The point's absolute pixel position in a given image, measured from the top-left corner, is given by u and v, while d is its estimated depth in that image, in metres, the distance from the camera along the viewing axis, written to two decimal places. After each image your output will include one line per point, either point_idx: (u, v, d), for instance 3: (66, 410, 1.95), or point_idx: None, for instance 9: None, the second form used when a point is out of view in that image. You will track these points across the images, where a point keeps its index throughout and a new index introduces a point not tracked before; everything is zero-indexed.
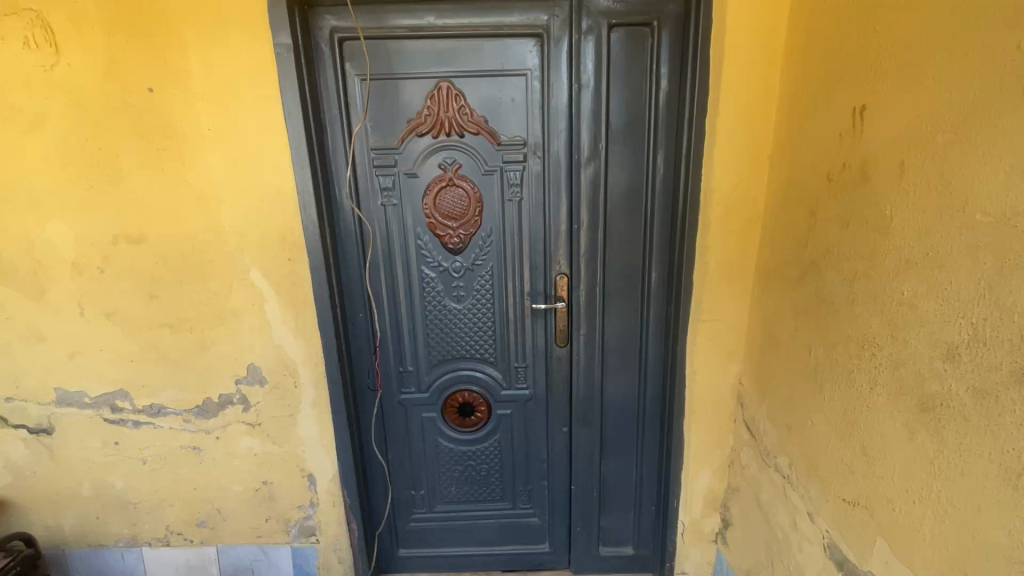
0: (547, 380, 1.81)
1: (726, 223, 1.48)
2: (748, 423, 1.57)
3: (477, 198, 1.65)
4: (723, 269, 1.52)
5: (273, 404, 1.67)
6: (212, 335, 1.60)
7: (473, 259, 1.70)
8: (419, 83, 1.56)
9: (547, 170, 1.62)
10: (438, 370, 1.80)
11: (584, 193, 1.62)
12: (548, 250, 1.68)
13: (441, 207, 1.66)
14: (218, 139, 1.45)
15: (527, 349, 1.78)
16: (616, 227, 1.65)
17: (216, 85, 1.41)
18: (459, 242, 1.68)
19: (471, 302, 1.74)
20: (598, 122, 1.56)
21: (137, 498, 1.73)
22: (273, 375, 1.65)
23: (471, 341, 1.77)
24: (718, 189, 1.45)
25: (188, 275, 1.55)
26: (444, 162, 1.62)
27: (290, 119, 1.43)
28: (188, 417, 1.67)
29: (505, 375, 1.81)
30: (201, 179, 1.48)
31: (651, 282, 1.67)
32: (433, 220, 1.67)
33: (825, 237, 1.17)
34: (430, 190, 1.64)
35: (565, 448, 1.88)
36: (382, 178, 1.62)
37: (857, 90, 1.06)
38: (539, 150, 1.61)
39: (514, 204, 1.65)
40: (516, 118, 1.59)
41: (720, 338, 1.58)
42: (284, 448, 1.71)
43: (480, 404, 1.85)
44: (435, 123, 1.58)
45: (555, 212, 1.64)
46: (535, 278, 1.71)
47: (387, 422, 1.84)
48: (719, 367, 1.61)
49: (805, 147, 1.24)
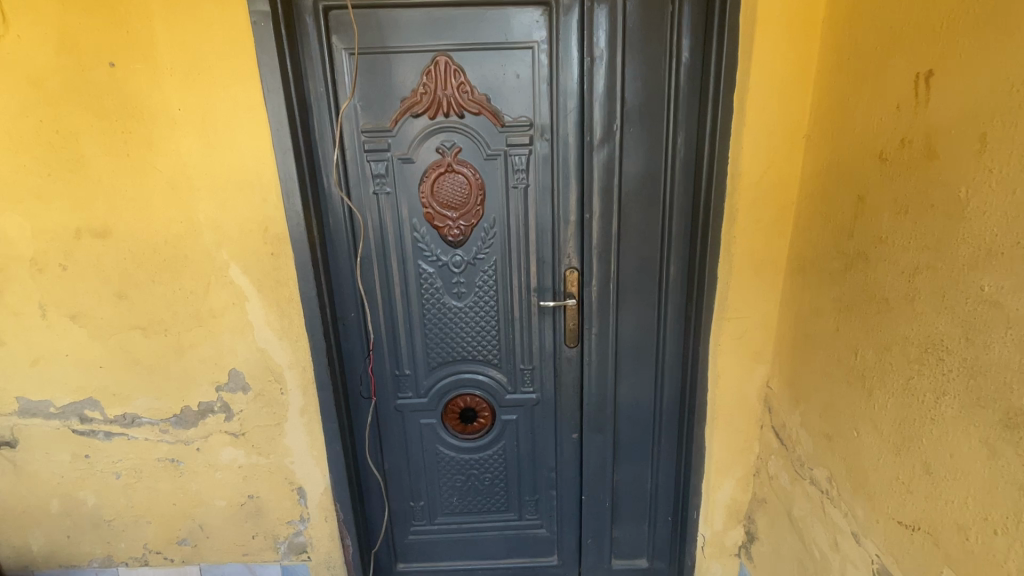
0: (556, 382, 1.68)
1: (755, 211, 1.34)
2: (777, 430, 1.44)
3: (479, 185, 1.51)
4: (752, 262, 1.38)
5: (258, 412, 1.53)
6: (189, 338, 1.46)
7: (474, 252, 1.56)
8: (414, 58, 1.41)
9: (555, 155, 1.48)
10: (438, 373, 1.66)
11: (596, 179, 1.47)
12: (557, 242, 1.54)
13: (439, 195, 1.51)
14: (190, 121, 1.30)
15: (533, 349, 1.65)
16: (632, 216, 1.50)
17: (186, 60, 1.26)
18: (459, 234, 1.54)
19: (473, 300, 1.60)
20: (612, 102, 1.41)
21: (112, 515, 1.59)
22: (258, 381, 1.51)
23: (473, 341, 1.64)
24: (746, 173, 1.31)
25: (161, 273, 1.40)
26: (443, 145, 1.48)
27: (269, 97, 1.28)
28: (166, 427, 1.53)
29: (510, 377, 1.68)
30: (172, 165, 1.33)
31: (669, 276, 1.53)
32: (430, 210, 1.52)
33: (876, 225, 1.03)
34: (427, 177, 1.49)
35: (575, 455, 1.75)
36: (374, 164, 1.47)
37: (920, 54, 0.92)
38: (547, 132, 1.47)
39: (520, 191, 1.51)
40: (523, 97, 1.44)
41: (746, 337, 1.44)
42: (270, 459, 1.58)
43: (483, 410, 1.71)
44: (432, 103, 1.44)
45: (564, 201, 1.50)
46: (543, 272, 1.58)
47: (382, 430, 1.70)
48: (745, 369, 1.48)
49: (851, 124, 1.10)
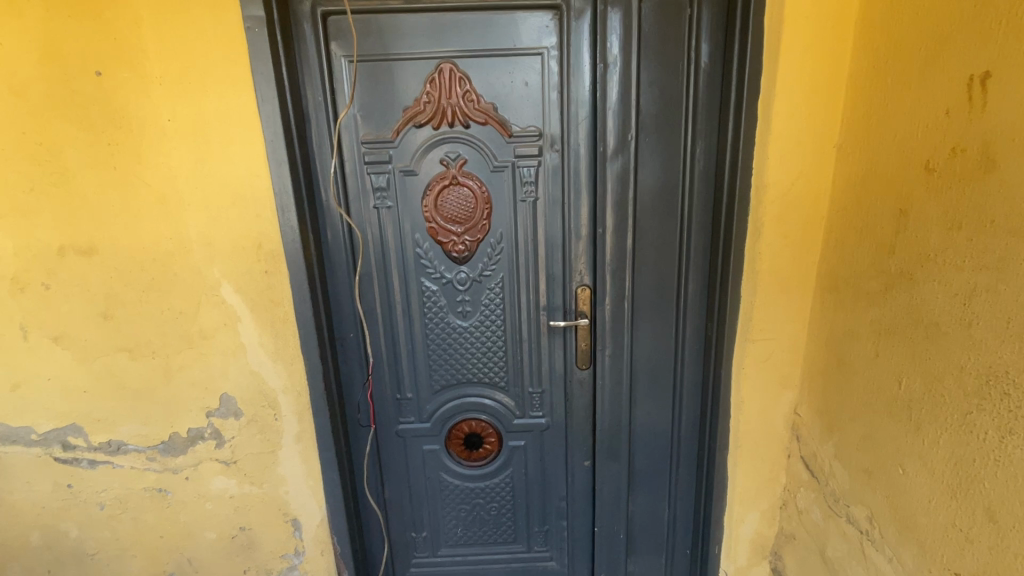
0: (567, 407, 1.58)
1: (782, 225, 1.25)
2: (806, 460, 1.33)
3: (485, 199, 1.43)
4: (778, 279, 1.28)
5: (251, 439, 1.45)
6: (178, 361, 1.38)
7: (480, 269, 1.47)
8: (417, 65, 1.33)
9: (566, 167, 1.40)
10: (441, 397, 1.57)
11: (609, 192, 1.39)
12: (567, 258, 1.46)
13: (443, 209, 1.43)
14: (180, 132, 1.23)
15: (542, 372, 1.56)
16: (647, 230, 1.41)
17: (176, 67, 1.19)
18: (464, 250, 1.46)
19: (479, 319, 1.51)
20: (627, 110, 1.34)
21: (95, 549, 1.50)
22: (250, 406, 1.42)
23: (479, 363, 1.55)
24: (771, 184, 1.22)
25: (149, 293, 1.33)
26: (447, 157, 1.40)
27: (263, 106, 1.21)
28: (153, 454, 1.44)
29: (518, 402, 1.58)
30: (161, 179, 1.26)
31: (687, 293, 1.45)
32: (433, 224, 1.44)
33: (922, 241, 0.94)
34: (431, 189, 1.42)
35: (588, 483, 1.66)
36: (374, 176, 1.39)
37: (973, 54, 0.83)
38: (557, 143, 1.39)
39: (528, 204, 1.43)
40: (532, 105, 1.37)
41: (772, 360, 1.34)
42: (264, 489, 1.48)
43: (489, 436, 1.61)
44: (436, 112, 1.36)
45: (575, 215, 1.43)
46: (552, 290, 1.49)
47: (383, 456, 1.61)
48: (770, 394, 1.38)
49: (890, 132, 1.01)
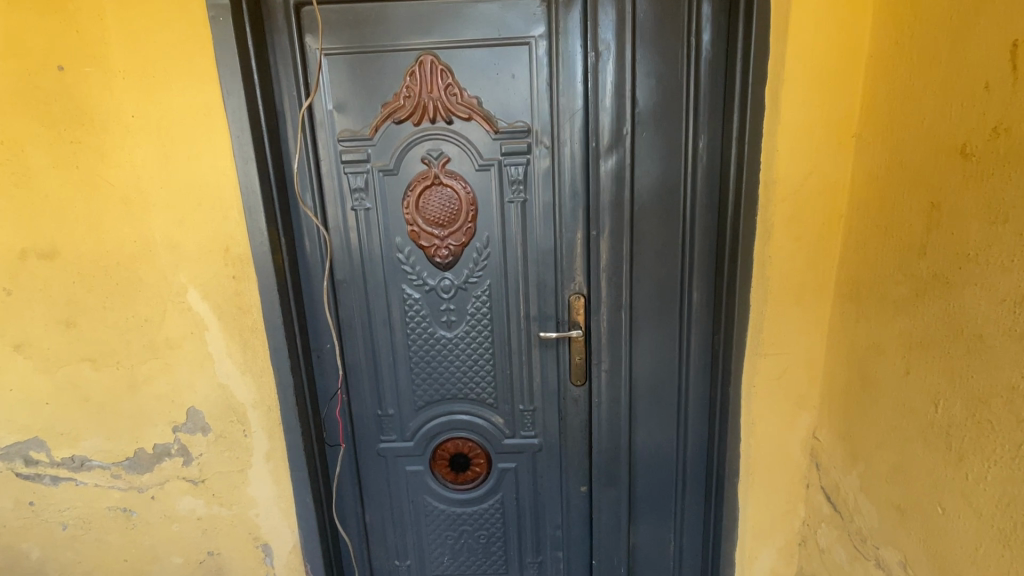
0: (560, 426, 1.45)
1: (795, 225, 1.11)
2: (827, 492, 1.18)
3: (470, 200, 1.33)
4: (792, 287, 1.14)
5: (219, 457, 1.35)
6: (143, 372, 1.30)
7: (466, 276, 1.37)
8: (396, 57, 1.25)
9: (557, 165, 1.29)
10: (425, 414, 1.46)
11: (603, 192, 1.28)
12: (559, 264, 1.35)
13: (425, 211, 1.34)
14: (144, 129, 1.16)
15: (534, 388, 1.43)
16: (646, 233, 1.29)
17: (140, 61, 1.13)
18: (448, 255, 1.36)
19: (464, 330, 1.41)
20: (622, 103, 1.23)
21: (58, 570, 1.42)
22: (218, 422, 1.33)
23: (465, 378, 1.44)
24: (782, 179, 1.09)
25: (113, 299, 1.25)
26: (429, 155, 1.31)
27: (229, 100, 1.14)
28: (118, 471, 1.36)
29: (508, 420, 1.46)
30: (124, 178, 1.19)
31: (690, 302, 1.32)
32: (414, 227, 1.34)
33: (959, 238, 0.80)
34: (412, 190, 1.33)
35: (585, 511, 1.51)
36: (352, 177, 1.31)
37: (1016, 16, 0.71)
38: (547, 139, 1.29)
39: (517, 206, 1.33)
40: (520, 99, 1.27)
41: (787, 378, 1.20)
42: (233, 511, 1.39)
43: (477, 457, 1.49)
44: (417, 107, 1.28)
45: (567, 217, 1.31)
46: (544, 299, 1.38)
47: (363, 477, 1.50)
48: (786, 416, 1.23)
49: (919, 115, 0.88)
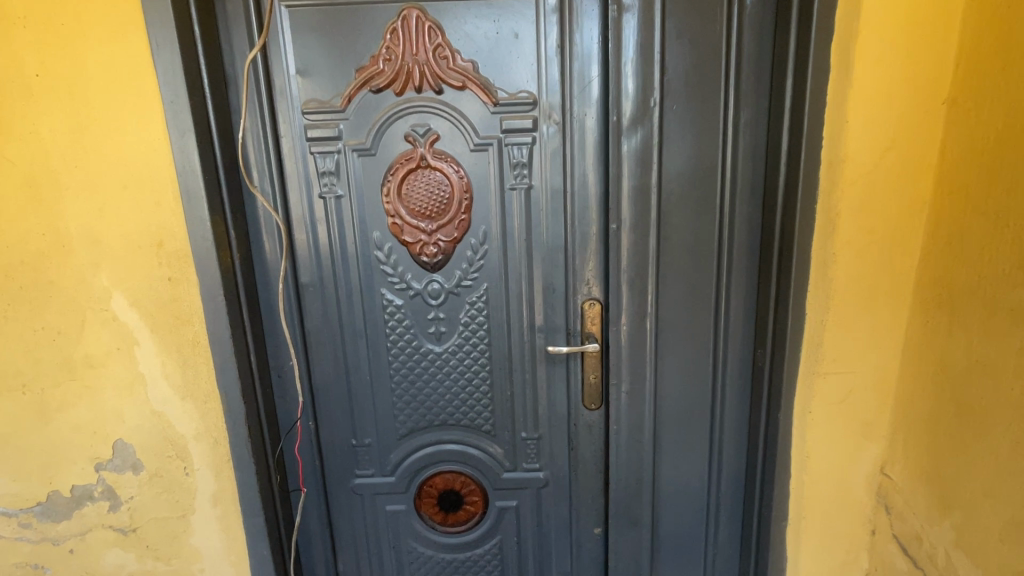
0: (571, 457, 1.23)
1: (867, 215, 0.90)
2: (904, 543, 0.97)
3: (463, 186, 1.10)
4: (860, 292, 0.93)
5: (154, 501, 1.10)
6: (58, 398, 1.05)
7: (458, 279, 1.14)
8: (375, 12, 1.03)
9: (568, 145, 1.08)
10: (409, 443, 1.23)
11: (624, 177, 1.06)
12: (570, 265, 1.13)
13: (410, 199, 1.11)
14: (54, 93, 0.92)
15: (539, 412, 1.21)
16: (675, 227, 1.08)
17: (45, 4, 0.89)
18: (437, 253, 1.13)
19: (456, 343, 1.18)
20: (649, 70, 1.02)
21: None
22: (153, 458, 1.08)
23: (456, 400, 1.21)
24: (853, 157, 0.88)
25: (17, 307, 1.00)
26: (414, 131, 1.08)
27: (161, 57, 0.91)
28: (27, 520, 1.10)
29: (508, 450, 1.23)
30: (29, 155, 0.94)
31: (726, 309, 1.10)
32: (396, 220, 1.11)
33: None
34: (393, 174, 1.10)
35: (598, 556, 1.29)
36: (320, 158, 1.08)
37: None
38: (558, 114, 1.07)
39: (520, 194, 1.11)
40: (525, 64, 1.05)
41: (850, 403, 0.98)
42: (172, 566, 1.13)
43: (471, 494, 1.26)
44: (399, 73, 1.05)
45: (579, 208, 1.11)
46: (552, 306, 1.16)
47: (333, 518, 1.26)
48: (848, 449, 1.01)
49: None
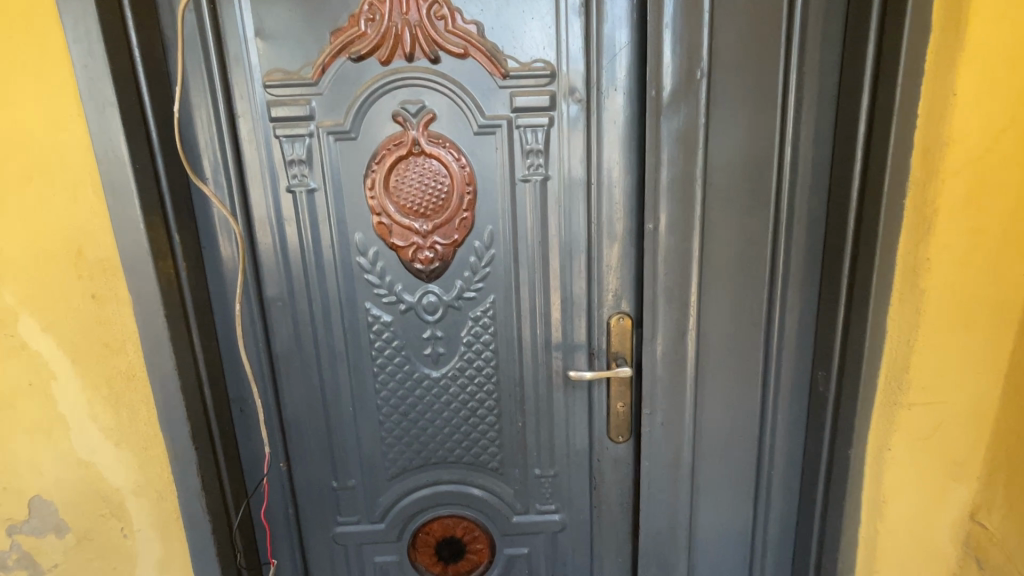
0: (593, 496, 1.04)
1: (973, 212, 0.72)
2: None
3: (465, 177, 0.91)
4: (960, 306, 0.76)
5: (86, 569, 0.88)
6: None
7: (459, 289, 0.95)
8: None
9: (593, 128, 0.89)
10: (401, 484, 1.04)
11: (664, 166, 0.87)
12: (594, 272, 0.95)
13: (400, 194, 0.91)
14: None
15: (556, 445, 1.02)
16: (722, 226, 0.90)
17: None
18: (434, 258, 0.93)
19: (456, 367, 0.98)
20: (696, 34, 0.83)
21: None
22: (81, 518, 0.86)
23: (458, 433, 1.01)
24: (962, 138, 0.70)
25: None
26: (404, 109, 0.88)
27: (70, 7, 0.70)
28: None
29: (519, 490, 1.04)
30: None
31: (780, 322, 0.94)
32: (383, 219, 0.91)
33: None
34: (379, 163, 0.89)
35: None
36: (288, 143, 0.88)
37: None
38: (581, 89, 0.88)
39: (535, 187, 0.91)
40: (541, 27, 0.86)
41: (940, 439, 0.81)
42: None
43: (475, 541, 1.07)
44: (385, 37, 0.85)
45: (606, 205, 0.92)
46: (572, 321, 0.97)
47: (311, 573, 1.07)
48: (934, 493, 0.84)
49: None
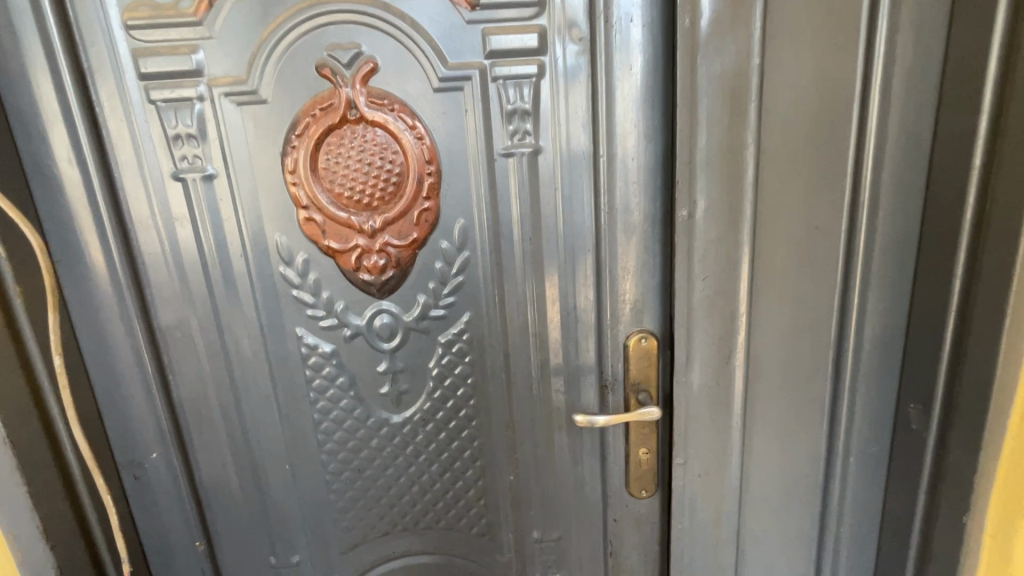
0: (609, 564, 0.81)
1: None
2: None
3: (424, 153, 0.66)
4: None
5: None
6: None
7: (423, 306, 0.70)
8: None
9: (600, 78, 0.64)
10: (360, 558, 0.80)
11: (703, 129, 0.62)
12: (606, 277, 0.70)
13: (335, 178, 0.65)
14: None
15: (559, 501, 0.79)
16: (783, 213, 0.65)
17: None
18: (386, 265, 0.68)
19: (425, 407, 0.74)
20: None
21: None
22: None
23: (430, 492, 0.78)
24: None
25: None
26: (334, 58, 0.62)
27: None
28: None
29: (513, 558, 0.81)
30: None
31: (856, 339, 0.67)
32: (314, 214, 0.66)
33: None
34: (303, 136, 0.64)
35: None
36: (168, 111, 0.62)
37: None
38: (582, 24, 0.63)
39: (522, 164, 0.67)
40: None
41: None
42: None
43: None
44: None
45: (620, 186, 0.67)
46: (577, 344, 0.73)
47: None
48: None
49: None
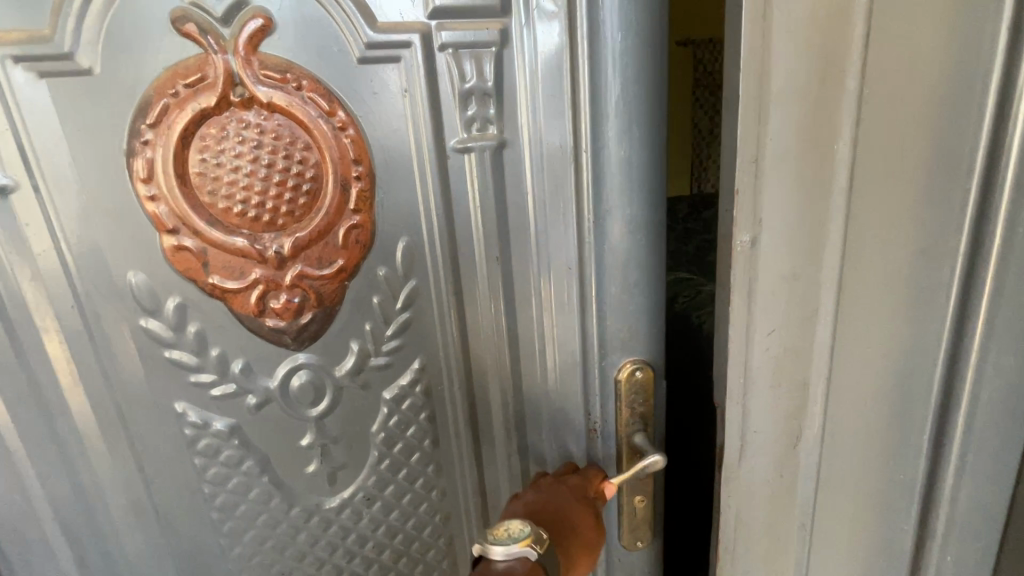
0: None
1: None
2: None
3: (348, 149, 0.47)
4: None
5: None
6: None
7: (359, 355, 0.53)
8: None
9: (581, 48, 0.49)
10: None
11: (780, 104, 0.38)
12: (591, 303, 0.56)
13: (217, 188, 0.45)
14: None
15: None
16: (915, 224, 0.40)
17: None
18: (303, 305, 0.49)
19: (368, 483, 0.57)
20: None
21: None
22: None
23: None
24: None
25: None
26: (200, 9, 0.42)
27: None
28: None
29: None
30: None
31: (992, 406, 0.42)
32: (188, 241, 0.45)
33: None
34: (160, 127, 0.43)
35: None
36: None
37: None
38: None
39: (483, 163, 0.51)
40: None
41: None
42: None
43: None
44: None
45: (608, 188, 0.53)
46: (559, 384, 0.59)
47: None
48: None
49: None
